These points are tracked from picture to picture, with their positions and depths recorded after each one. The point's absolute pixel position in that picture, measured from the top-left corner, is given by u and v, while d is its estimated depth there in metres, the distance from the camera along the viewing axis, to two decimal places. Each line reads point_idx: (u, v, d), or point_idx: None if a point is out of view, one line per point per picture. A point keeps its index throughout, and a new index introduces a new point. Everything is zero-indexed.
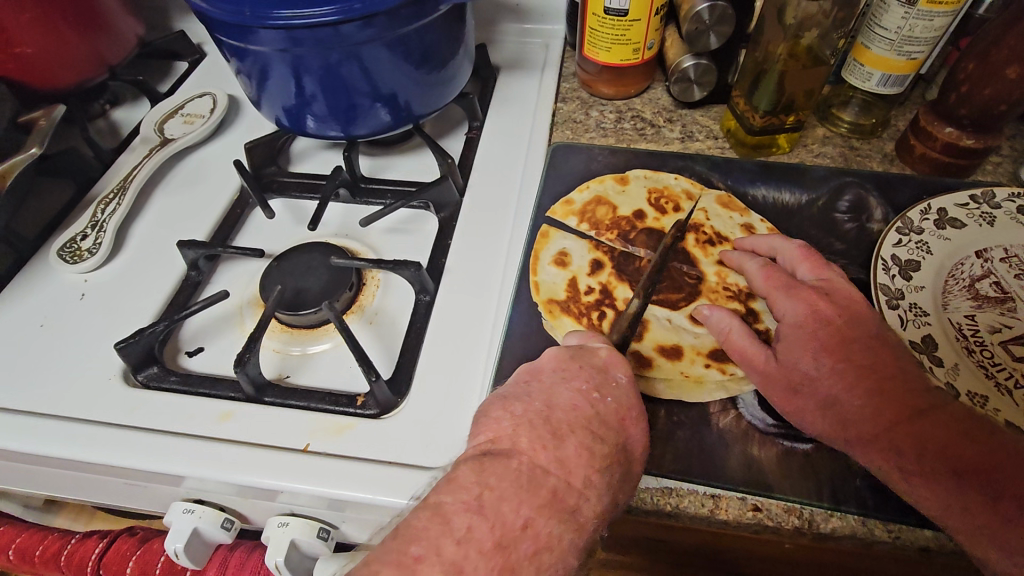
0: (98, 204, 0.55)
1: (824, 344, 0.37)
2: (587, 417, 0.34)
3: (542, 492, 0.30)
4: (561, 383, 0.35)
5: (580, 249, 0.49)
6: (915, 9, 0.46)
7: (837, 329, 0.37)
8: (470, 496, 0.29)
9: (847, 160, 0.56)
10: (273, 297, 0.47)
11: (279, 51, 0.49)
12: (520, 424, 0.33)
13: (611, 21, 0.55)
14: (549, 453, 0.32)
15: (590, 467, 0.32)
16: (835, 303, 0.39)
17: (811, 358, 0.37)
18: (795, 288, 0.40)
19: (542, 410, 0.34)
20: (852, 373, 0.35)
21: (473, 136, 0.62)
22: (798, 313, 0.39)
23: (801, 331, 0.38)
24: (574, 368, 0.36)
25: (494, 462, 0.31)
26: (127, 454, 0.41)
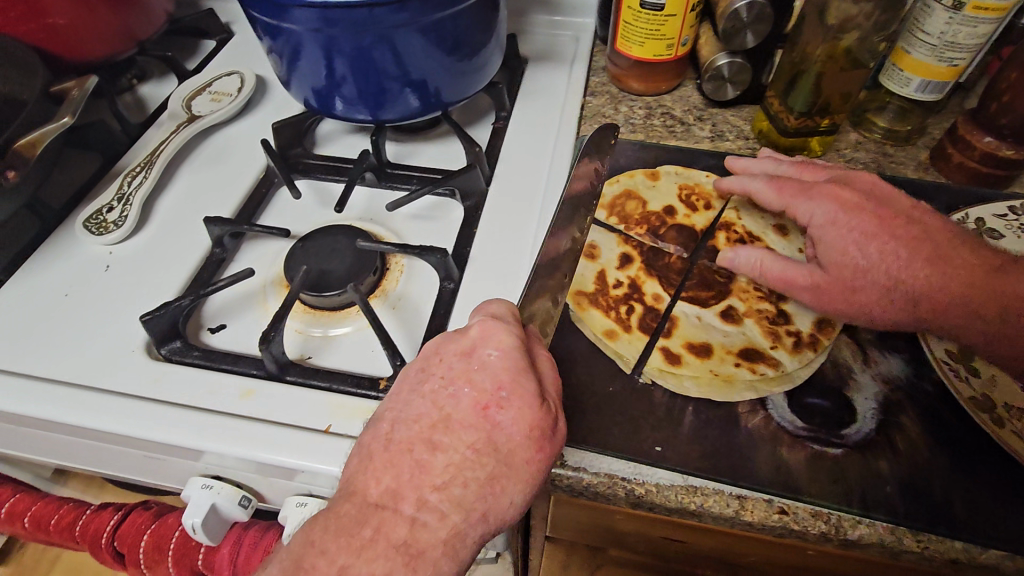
0: (125, 177, 0.55)
1: (867, 232, 0.40)
2: (435, 418, 0.34)
3: (362, 531, 0.31)
4: (416, 388, 0.35)
5: (611, 241, 0.47)
6: (959, 14, 0.45)
7: (871, 211, 0.41)
8: (288, 554, 0.31)
9: (880, 166, 0.55)
10: (299, 278, 0.46)
11: (311, 30, 0.49)
12: (361, 456, 0.33)
13: (646, 15, 0.54)
14: (378, 483, 0.32)
15: (426, 484, 0.32)
16: (856, 193, 0.42)
17: (858, 249, 0.40)
18: (810, 190, 0.43)
19: (385, 429, 0.34)
20: (903, 249, 0.39)
21: (500, 126, 0.61)
22: (826, 211, 0.41)
23: (835, 228, 0.41)
24: (434, 366, 0.36)
25: (329, 512, 0.32)
26: (148, 427, 0.41)
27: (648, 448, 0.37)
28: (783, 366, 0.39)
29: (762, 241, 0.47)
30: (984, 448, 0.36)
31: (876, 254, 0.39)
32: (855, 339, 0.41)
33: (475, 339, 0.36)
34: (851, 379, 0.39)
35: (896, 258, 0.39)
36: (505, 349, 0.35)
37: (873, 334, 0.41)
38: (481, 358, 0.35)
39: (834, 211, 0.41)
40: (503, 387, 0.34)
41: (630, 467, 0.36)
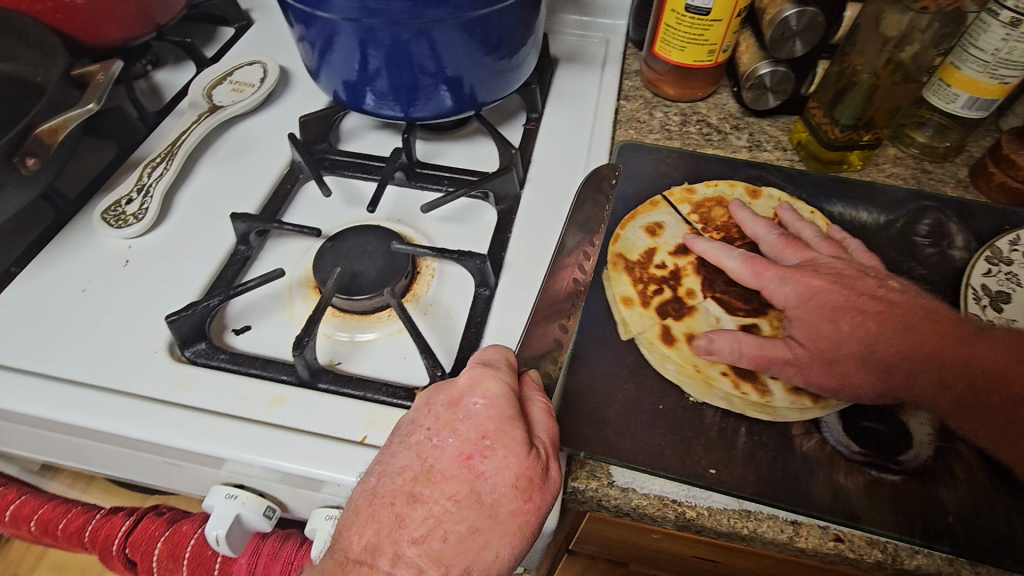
0: (145, 167, 0.52)
1: (836, 308, 0.39)
2: (417, 471, 0.32)
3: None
4: (402, 441, 0.33)
5: (677, 228, 0.48)
6: (1017, 32, 0.45)
7: (839, 286, 0.39)
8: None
9: (919, 181, 0.55)
10: (332, 280, 0.44)
11: (350, 21, 0.47)
12: (348, 511, 0.32)
13: (690, 20, 0.53)
14: (359, 539, 0.31)
15: (405, 540, 0.30)
16: (823, 272, 0.41)
17: (830, 326, 0.38)
18: (783, 271, 0.41)
19: (370, 482, 0.32)
20: (872, 325, 0.38)
21: (532, 127, 0.60)
22: (796, 290, 0.40)
23: (805, 304, 0.39)
24: (423, 417, 0.34)
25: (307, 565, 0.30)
26: (173, 434, 0.39)
27: (701, 470, 0.35)
28: (772, 398, 0.38)
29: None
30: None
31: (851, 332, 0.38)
32: None
33: (461, 388, 0.34)
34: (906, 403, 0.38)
35: (850, 341, 0.37)
36: (491, 397, 0.33)
37: None
38: (466, 408, 0.33)
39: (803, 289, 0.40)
40: (487, 435, 0.32)
41: (682, 490, 0.35)
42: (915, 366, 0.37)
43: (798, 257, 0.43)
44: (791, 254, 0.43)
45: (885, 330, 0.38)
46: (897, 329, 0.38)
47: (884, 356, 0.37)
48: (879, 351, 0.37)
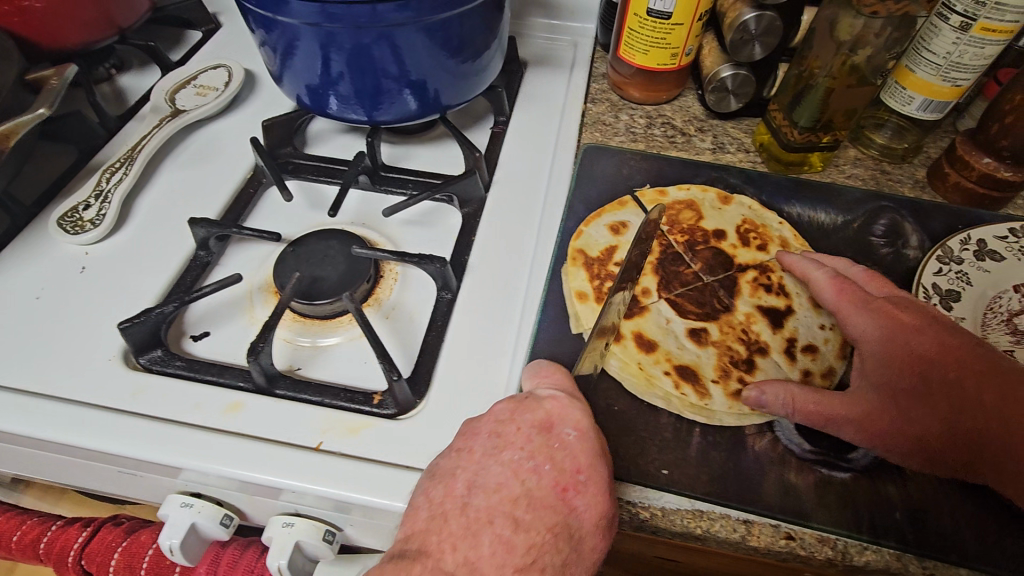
0: (103, 172, 0.52)
1: (924, 358, 0.36)
2: (515, 494, 0.32)
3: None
4: (491, 458, 0.33)
5: (640, 227, 0.50)
6: (967, 35, 0.45)
7: (931, 337, 0.37)
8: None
9: (878, 182, 0.55)
10: (290, 285, 0.44)
11: (310, 25, 0.47)
12: (434, 516, 0.31)
13: (652, 23, 0.54)
14: (457, 553, 0.30)
15: (508, 564, 0.30)
16: (911, 312, 0.38)
17: (914, 377, 0.36)
18: (870, 302, 0.40)
19: (460, 495, 0.32)
20: (976, 389, 0.35)
21: (499, 130, 0.60)
22: (878, 328, 0.38)
23: (887, 350, 0.37)
24: (510, 434, 0.34)
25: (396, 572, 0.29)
26: (126, 442, 0.38)
27: (654, 471, 0.36)
28: (710, 401, 0.38)
29: (792, 299, 0.44)
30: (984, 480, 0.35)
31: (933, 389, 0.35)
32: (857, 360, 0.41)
33: (552, 414, 0.35)
34: None
35: (982, 404, 0.34)
36: (582, 429, 0.35)
37: None
38: (560, 436, 0.34)
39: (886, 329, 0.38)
40: (581, 469, 0.33)
41: (636, 491, 0.35)
42: (1007, 443, 0.33)
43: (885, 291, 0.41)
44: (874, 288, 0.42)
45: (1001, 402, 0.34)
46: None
47: (969, 425, 0.34)
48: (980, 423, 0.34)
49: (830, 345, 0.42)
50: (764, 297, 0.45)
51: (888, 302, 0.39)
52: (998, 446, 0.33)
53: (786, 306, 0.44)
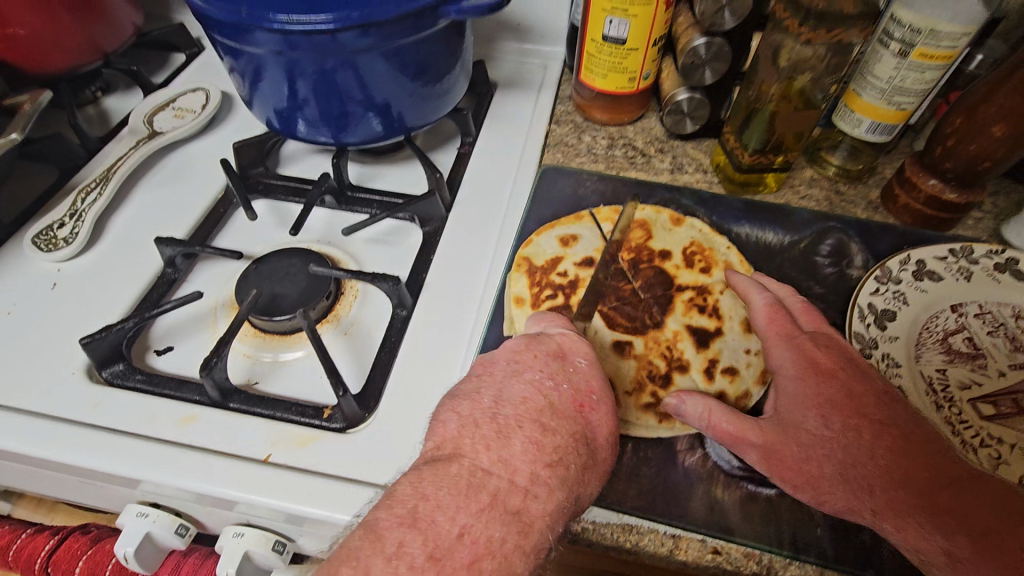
0: (79, 193, 0.54)
1: (833, 400, 0.37)
2: (540, 407, 0.34)
3: (480, 496, 0.29)
4: (513, 377, 0.36)
5: (591, 242, 0.51)
6: (906, 61, 0.47)
7: (841, 381, 0.38)
8: (405, 510, 0.29)
9: (832, 203, 0.57)
10: (248, 302, 0.46)
11: (274, 53, 0.49)
12: (465, 424, 0.33)
13: (609, 49, 0.55)
14: (492, 452, 0.31)
15: (538, 461, 0.32)
16: (833, 354, 0.40)
17: (819, 416, 0.37)
18: (795, 338, 0.41)
19: (489, 406, 0.34)
20: (874, 438, 0.35)
21: (465, 151, 0.61)
22: (796, 364, 0.39)
23: (802, 387, 0.38)
24: (527, 360, 0.37)
25: (436, 470, 0.31)
26: (83, 454, 0.40)
27: None
28: (621, 412, 0.40)
29: (723, 322, 0.46)
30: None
31: (835, 433, 0.36)
32: None
33: (564, 346, 0.38)
34: None
35: (880, 454, 0.35)
36: (592, 359, 0.38)
37: None
38: (574, 363, 0.37)
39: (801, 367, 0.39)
40: (594, 391, 0.37)
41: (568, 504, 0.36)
42: (899, 495, 0.33)
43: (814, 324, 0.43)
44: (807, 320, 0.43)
45: (894, 451, 0.35)
46: (936, 458, 0.34)
47: (864, 473, 0.34)
48: (874, 473, 0.34)
49: (750, 369, 0.43)
50: (696, 317, 0.46)
51: (812, 340, 0.41)
52: (891, 498, 0.33)
53: (716, 328, 0.45)
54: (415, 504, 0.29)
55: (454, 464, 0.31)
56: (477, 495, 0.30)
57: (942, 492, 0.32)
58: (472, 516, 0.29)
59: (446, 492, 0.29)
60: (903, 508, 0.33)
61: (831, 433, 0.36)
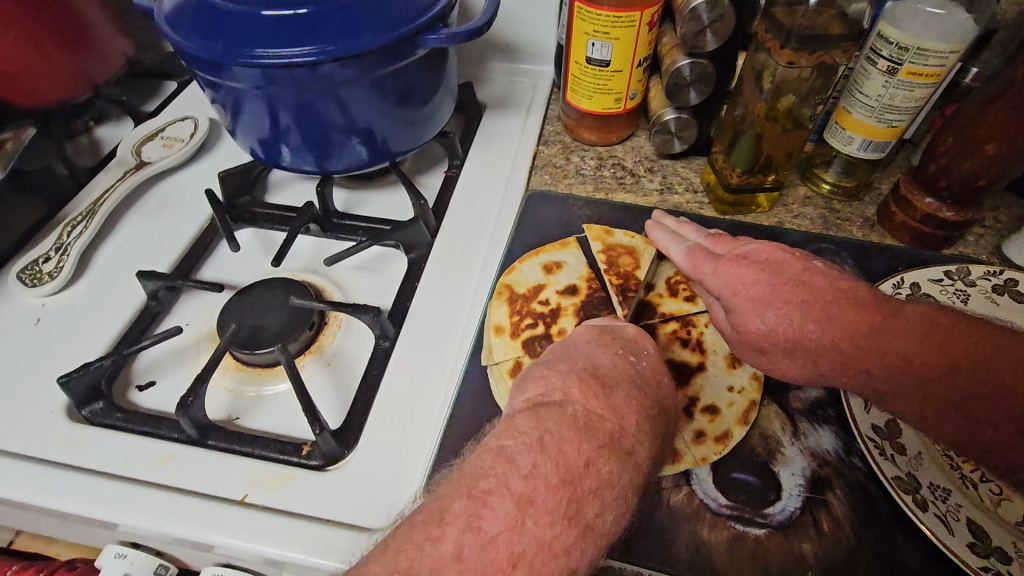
0: (66, 226, 0.54)
1: (763, 301, 0.39)
2: (630, 373, 0.35)
3: (598, 434, 0.31)
4: (600, 350, 0.37)
5: (576, 268, 0.51)
6: (895, 78, 0.46)
7: (769, 277, 0.39)
8: (531, 438, 0.30)
9: (827, 221, 0.55)
10: (229, 335, 0.46)
11: (254, 87, 0.48)
12: (569, 376, 0.34)
13: (593, 71, 0.55)
14: (600, 400, 0.32)
15: (640, 414, 0.33)
16: (752, 261, 0.40)
17: (760, 317, 0.38)
18: (717, 263, 0.42)
19: (584, 365, 0.35)
20: (814, 317, 0.37)
21: (451, 174, 0.61)
22: (725, 284, 0.41)
23: (734, 299, 0.40)
24: (608, 340, 0.38)
25: (542, 411, 0.32)
26: (58, 496, 0.40)
27: None
28: None
29: (707, 356, 0.44)
30: (896, 536, 0.35)
31: (776, 323, 0.38)
32: (785, 407, 0.40)
33: (635, 335, 0.39)
34: (779, 452, 0.38)
35: (828, 332, 0.37)
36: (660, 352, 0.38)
37: (804, 404, 0.40)
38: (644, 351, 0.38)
39: (729, 286, 0.40)
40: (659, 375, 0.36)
41: None
42: (849, 359, 0.36)
43: (732, 248, 0.43)
44: (725, 246, 0.44)
45: (839, 319, 0.37)
46: (879, 318, 0.36)
47: (817, 349, 0.37)
48: (816, 344, 0.37)
49: (733, 407, 0.41)
50: (679, 351, 0.45)
51: (733, 258, 0.42)
52: (842, 361, 0.36)
53: (699, 362, 0.44)
54: (539, 434, 0.30)
55: (566, 407, 0.32)
56: (596, 433, 0.31)
57: (883, 349, 0.35)
58: (595, 450, 0.30)
59: (564, 427, 0.31)
60: (852, 363, 0.36)
61: (774, 325, 0.38)
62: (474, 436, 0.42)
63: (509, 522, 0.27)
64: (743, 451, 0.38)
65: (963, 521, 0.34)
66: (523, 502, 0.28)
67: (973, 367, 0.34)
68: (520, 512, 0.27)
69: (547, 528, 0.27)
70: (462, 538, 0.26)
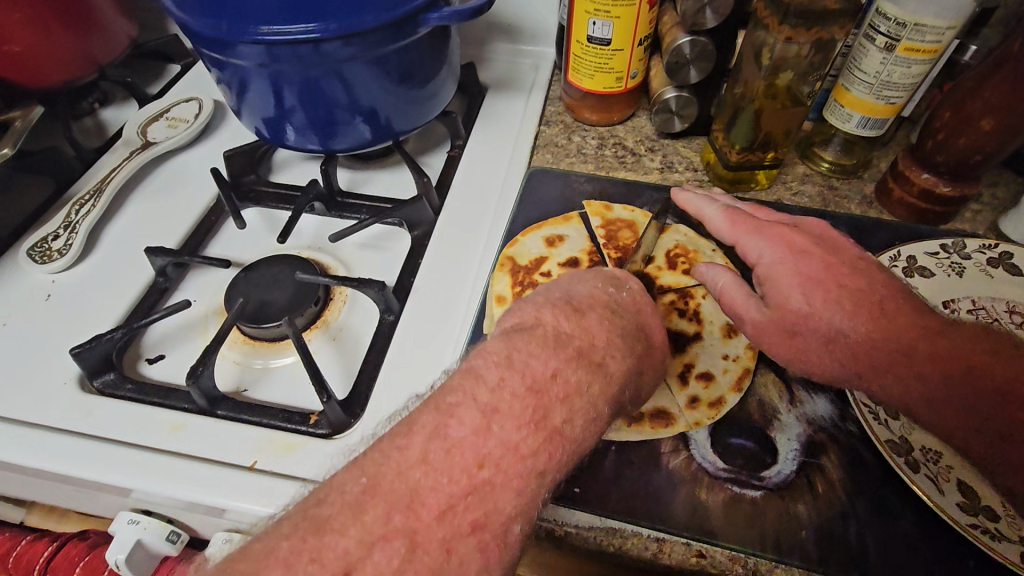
0: (74, 204, 0.55)
1: (808, 275, 0.40)
2: (606, 300, 0.37)
3: (568, 349, 0.32)
4: (577, 281, 0.38)
5: (577, 242, 0.52)
6: (893, 55, 0.46)
7: (819, 255, 0.41)
8: (500, 357, 0.31)
9: (825, 199, 0.56)
10: (236, 309, 0.46)
11: (259, 65, 0.49)
12: (542, 305, 0.35)
13: (595, 50, 0.55)
14: (572, 322, 0.34)
15: (613, 333, 0.34)
16: (800, 233, 0.42)
17: (801, 292, 0.39)
18: (761, 228, 0.43)
19: (560, 295, 0.36)
20: (847, 300, 0.39)
21: (454, 154, 0.61)
22: (774, 249, 0.42)
23: (779, 269, 0.41)
24: (588, 272, 0.39)
25: (519, 333, 0.33)
26: (72, 463, 0.41)
27: (568, 489, 0.37)
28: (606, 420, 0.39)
29: (704, 325, 0.45)
30: (890, 496, 0.36)
31: (803, 296, 0.39)
32: (782, 376, 0.41)
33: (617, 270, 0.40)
34: (776, 418, 0.39)
35: (853, 317, 0.38)
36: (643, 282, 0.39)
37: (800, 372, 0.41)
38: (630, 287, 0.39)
39: (780, 250, 0.41)
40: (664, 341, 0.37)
41: (547, 508, 0.37)
42: (866, 348, 0.37)
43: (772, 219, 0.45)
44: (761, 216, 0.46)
45: (862, 309, 0.38)
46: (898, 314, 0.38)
47: (841, 333, 0.38)
48: (838, 314, 0.38)
49: (727, 374, 0.42)
50: (676, 321, 0.45)
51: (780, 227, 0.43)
52: (864, 338, 0.37)
53: (696, 331, 0.45)
54: (507, 351, 0.31)
55: (539, 329, 0.33)
56: (565, 348, 0.32)
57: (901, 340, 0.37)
58: (562, 362, 0.31)
59: (533, 345, 0.32)
60: (853, 345, 0.37)
61: (799, 298, 0.39)
62: None
63: (475, 427, 0.28)
64: (740, 417, 0.39)
65: (954, 482, 0.36)
66: (489, 410, 0.28)
67: (989, 381, 0.34)
68: (485, 419, 0.28)
69: (513, 433, 0.28)
70: (428, 445, 0.27)
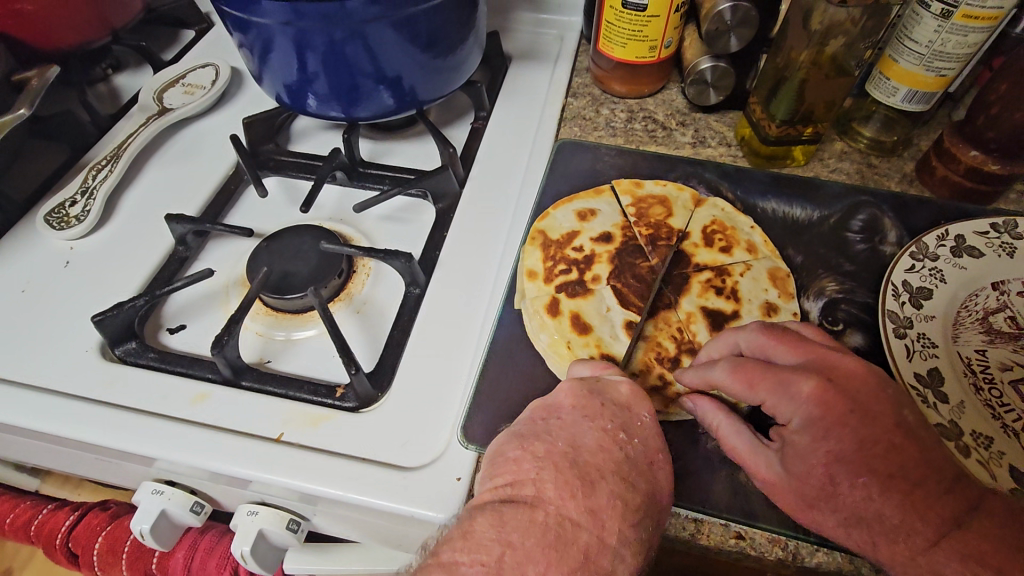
0: (90, 170, 0.54)
1: (811, 419, 0.33)
2: (616, 460, 0.33)
3: (571, 552, 0.29)
4: (583, 421, 0.35)
5: (609, 217, 0.51)
6: (949, 23, 0.44)
7: (845, 395, 0.33)
8: (490, 556, 0.29)
9: (864, 176, 0.54)
10: (259, 279, 0.45)
11: (283, 24, 0.47)
12: (543, 466, 0.33)
13: (629, 16, 0.53)
14: (578, 501, 0.31)
15: (623, 519, 0.31)
16: (818, 371, 0.34)
17: (800, 421, 0.33)
18: (791, 387, 0.34)
19: (565, 450, 0.33)
20: (840, 430, 0.33)
21: (479, 126, 0.59)
22: (808, 420, 0.33)
23: (806, 425, 0.33)
24: (593, 404, 0.35)
25: (513, 514, 0.30)
26: (96, 431, 0.40)
27: None
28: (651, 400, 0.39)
29: (742, 304, 0.45)
30: None
31: (817, 449, 0.33)
32: None
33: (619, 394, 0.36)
34: None
35: (843, 439, 0.32)
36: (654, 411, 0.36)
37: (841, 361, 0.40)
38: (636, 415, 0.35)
39: (808, 412, 0.33)
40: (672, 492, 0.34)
41: None
42: (850, 474, 0.32)
43: (795, 355, 0.36)
44: (787, 351, 0.36)
45: (857, 430, 0.32)
46: (893, 434, 0.32)
47: (826, 459, 0.32)
48: (847, 473, 0.32)
49: None
50: (712, 299, 0.45)
51: (807, 375, 0.34)
52: (863, 476, 0.32)
53: (734, 310, 0.45)
54: (499, 552, 0.29)
55: (538, 511, 0.31)
56: (569, 550, 0.29)
57: (892, 465, 0.32)
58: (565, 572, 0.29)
59: (531, 542, 0.29)
60: (863, 519, 0.32)
61: (816, 454, 0.33)
62: (509, 379, 0.42)
63: None
64: None
65: (1006, 467, 0.34)
66: None
67: (995, 528, 0.30)
68: None
69: None
70: None
